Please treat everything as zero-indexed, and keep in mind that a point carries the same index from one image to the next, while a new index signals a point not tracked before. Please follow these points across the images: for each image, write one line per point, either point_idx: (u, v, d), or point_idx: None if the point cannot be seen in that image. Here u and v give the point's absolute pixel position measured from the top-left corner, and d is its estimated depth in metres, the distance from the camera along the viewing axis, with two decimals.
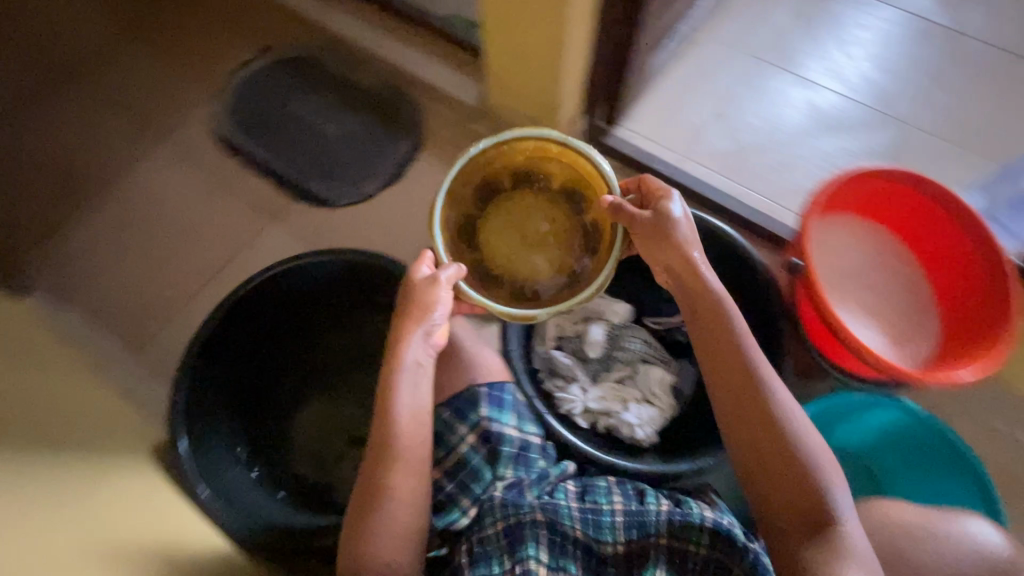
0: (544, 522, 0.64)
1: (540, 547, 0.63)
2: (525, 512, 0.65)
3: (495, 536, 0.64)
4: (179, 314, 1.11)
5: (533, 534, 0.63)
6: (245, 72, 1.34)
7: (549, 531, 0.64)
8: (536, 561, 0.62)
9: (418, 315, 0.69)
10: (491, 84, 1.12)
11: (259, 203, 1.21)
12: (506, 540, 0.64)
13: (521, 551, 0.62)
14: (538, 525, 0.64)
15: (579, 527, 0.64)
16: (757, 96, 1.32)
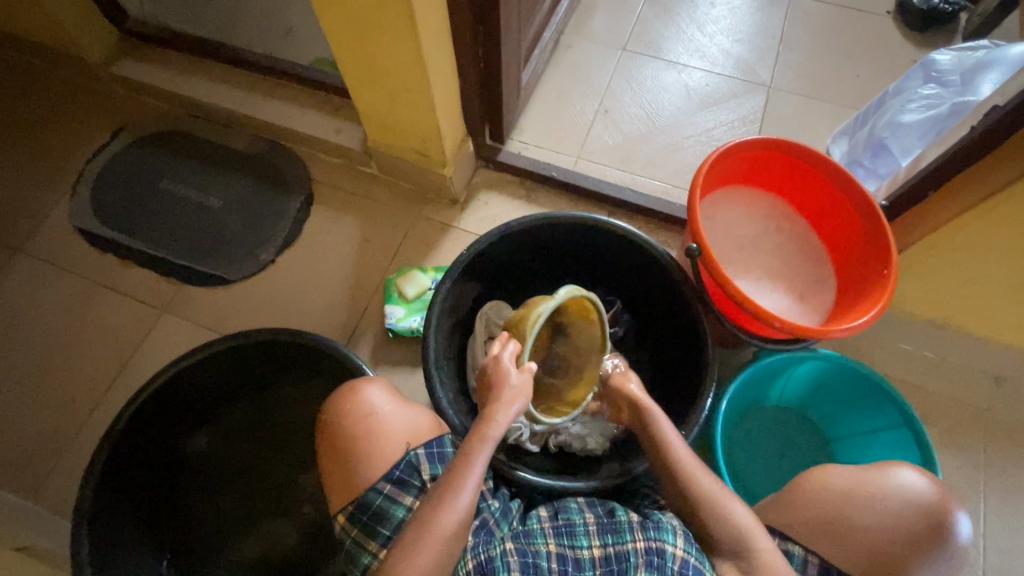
0: (515, 550, 0.61)
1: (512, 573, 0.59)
2: (495, 547, 0.62)
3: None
4: (79, 437, 1.00)
5: (504, 564, 0.60)
6: (102, 161, 1.23)
7: (521, 556, 0.61)
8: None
9: (506, 399, 0.66)
10: (369, 129, 1.09)
11: (142, 298, 1.11)
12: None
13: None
14: (509, 554, 0.61)
15: (552, 543, 0.64)
16: (631, 86, 1.36)
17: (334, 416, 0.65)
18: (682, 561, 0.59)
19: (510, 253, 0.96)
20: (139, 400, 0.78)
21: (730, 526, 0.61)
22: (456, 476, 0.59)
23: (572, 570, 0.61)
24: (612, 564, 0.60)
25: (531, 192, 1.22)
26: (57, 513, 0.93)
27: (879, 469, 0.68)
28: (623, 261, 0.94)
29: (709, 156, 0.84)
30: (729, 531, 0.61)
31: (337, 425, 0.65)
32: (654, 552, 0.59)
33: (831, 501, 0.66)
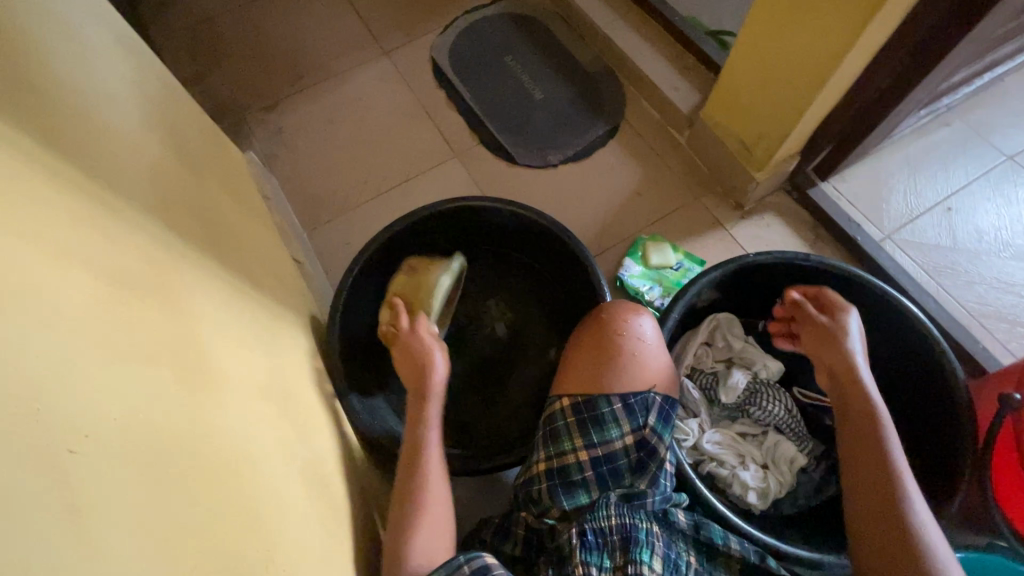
0: (659, 536, 0.59)
1: (654, 556, 0.57)
2: (642, 518, 0.60)
3: (608, 529, 0.58)
4: (354, 213, 1.21)
5: (648, 541, 0.57)
6: (476, 16, 1.41)
7: (664, 545, 0.59)
8: (650, 568, 0.55)
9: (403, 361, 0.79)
10: (715, 100, 1.08)
11: (448, 137, 1.27)
12: (619, 536, 0.57)
13: (635, 553, 0.56)
14: (653, 536, 0.58)
15: (692, 557, 0.62)
16: (995, 197, 1.16)
17: (609, 321, 0.69)
18: None
19: (783, 282, 0.91)
20: (433, 210, 0.92)
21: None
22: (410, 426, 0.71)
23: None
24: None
25: (817, 241, 1.13)
26: (315, 256, 1.15)
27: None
28: (896, 357, 0.85)
29: None
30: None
31: (609, 328, 0.68)
32: None
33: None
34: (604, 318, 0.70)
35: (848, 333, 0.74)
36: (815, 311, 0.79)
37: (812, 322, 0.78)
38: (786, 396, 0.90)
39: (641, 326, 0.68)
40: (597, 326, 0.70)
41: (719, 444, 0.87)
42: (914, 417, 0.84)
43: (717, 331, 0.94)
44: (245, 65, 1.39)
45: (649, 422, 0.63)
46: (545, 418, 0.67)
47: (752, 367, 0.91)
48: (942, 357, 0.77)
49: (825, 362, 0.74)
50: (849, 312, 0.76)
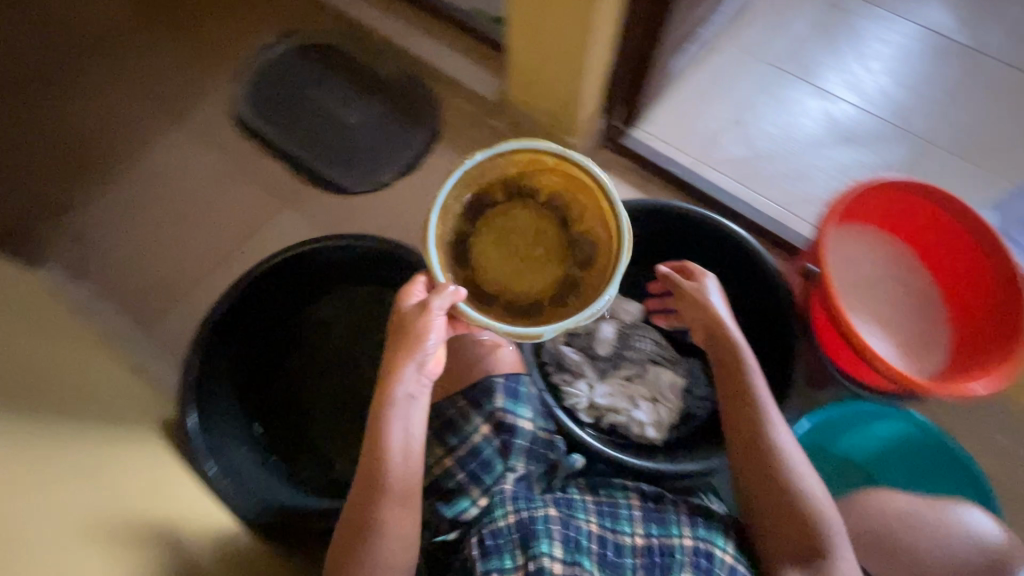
0: (558, 517, 0.61)
1: (553, 543, 0.58)
2: (538, 508, 0.61)
3: (507, 531, 0.60)
4: (193, 292, 1.12)
5: (547, 530, 0.59)
6: (266, 56, 1.35)
7: (563, 527, 0.60)
8: (552, 557, 0.57)
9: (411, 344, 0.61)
10: (512, 81, 1.12)
11: (273, 186, 1.22)
12: (519, 534, 0.59)
13: (535, 547, 0.58)
14: (551, 520, 0.60)
15: (593, 520, 0.64)
16: (770, 103, 1.32)
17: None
18: (730, 568, 0.62)
19: None
20: (261, 268, 0.87)
21: (798, 485, 0.65)
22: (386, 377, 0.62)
23: (613, 554, 0.62)
24: (654, 554, 0.62)
25: (645, 183, 1.22)
26: (162, 351, 1.05)
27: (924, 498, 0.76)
28: (727, 266, 0.93)
29: (854, 187, 0.82)
30: (796, 488, 0.65)
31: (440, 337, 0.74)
32: (703, 554, 0.63)
33: (885, 521, 0.75)
34: None
35: (710, 293, 0.76)
36: (681, 279, 0.78)
37: (681, 291, 0.78)
38: (650, 330, 0.97)
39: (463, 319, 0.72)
40: None
41: (607, 394, 0.92)
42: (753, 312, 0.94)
43: None
44: (19, 172, 1.23)
45: (499, 404, 0.68)
46: None
47: (618, 315, 0.97)
48: (755, 255, 0.87)
49: (696, 320, 0.76)
50: (708, 276, 0.77)
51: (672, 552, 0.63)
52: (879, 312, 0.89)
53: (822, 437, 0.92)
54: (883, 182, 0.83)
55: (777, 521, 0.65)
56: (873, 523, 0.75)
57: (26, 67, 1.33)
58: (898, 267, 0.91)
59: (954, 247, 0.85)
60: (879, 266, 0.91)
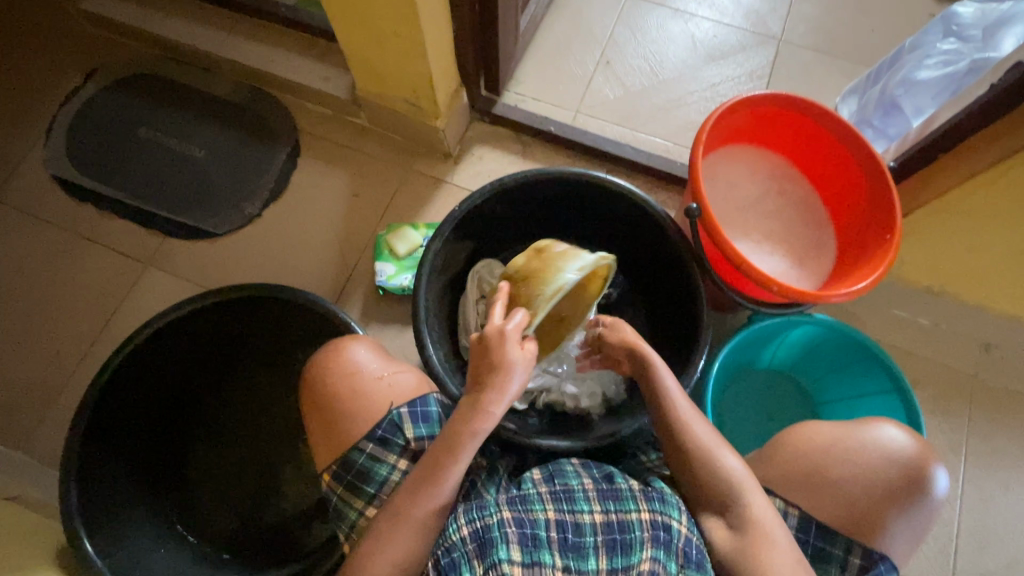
0: (513, 519, 0.57)
1: (511, 546, 0.55)
2: (492, 513, 0.58)
3: (461, 544, 0.57)
4: (67, 391, 0.99)
5: (502, 535, 0.56)
6: (74, 104, 1.17)
7: (519, 525, 0.57)
8: (510, 563, 0.54)
9: (500, 382, 0.60)
10: (356, 74, 1.02)
11: (126, 250, 1.08)
12: (475, 544, 0.56)
13: (492, 556, 0.54)
14: (507, 523, 0.57)
15: (550, 508, 0.60)
16: (631, 36, 1.29)
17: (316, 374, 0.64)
18: (686, 539, 0.59)
19: (503, 211, 0.92)
20: (121, 353, 0.77)
21: (727, 478, 0.64)
22: (485, 401, 0.59)
23: (573, 535, 0.58)
24: (614, 532, 0.59)
25: (528, 148, 1.17)
26: (49, 466, 0.93)
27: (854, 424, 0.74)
28: (618, 220, 0.91)
29: (714, 111, 0.80)
30: (726, 482, 0.64)
31: (319, 381, 0.64)
32: (660, 526, 0.59)
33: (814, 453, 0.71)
34: (323, 368, 0.64)
35: (624, 328, 0.77)
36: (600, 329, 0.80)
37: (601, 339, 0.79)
38: None
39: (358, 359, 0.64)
40: (321, 384, 0.64)
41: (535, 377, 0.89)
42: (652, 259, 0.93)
43: (480, 282, 0.94)
44: None
45: (410, 436, 0.62)
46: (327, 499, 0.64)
47: None
48: (639, 204, 0.85)
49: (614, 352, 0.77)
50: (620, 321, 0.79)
51: (630, 527, 0.59)
52: (768, 228, 0.91)
53: (744, 355, 0.95)
54: (739, 99, 0.83)
55: (716, 518, 0.63)
56: (794, 464, 0.71)
57: None
58: (772, 180, 0.92)
59: (817, 146, 0.86)
60: (758, 183, 0.92)
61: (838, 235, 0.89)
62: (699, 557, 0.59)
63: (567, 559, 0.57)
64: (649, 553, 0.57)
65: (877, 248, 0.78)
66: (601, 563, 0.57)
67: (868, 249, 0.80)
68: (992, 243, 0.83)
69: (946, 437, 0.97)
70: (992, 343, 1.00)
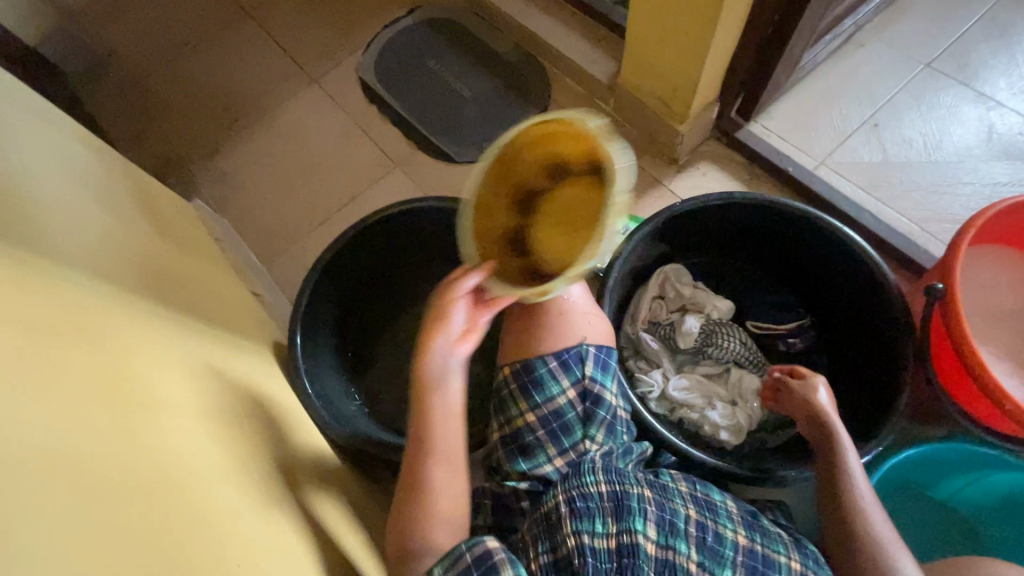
0: (653, 499, 0.58)
1: (648, 523, 0.55)
2: (632, 483, 0.58)
3: (597, 497, 0.56)
4: (308, 238, 1.24)
5: (642, 508, 0.56)
6: (394, 28, 1.44)
7: (658, 508, 0.57)
8: (645, 537, 0.54)
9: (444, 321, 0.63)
10: (627, 63, 1.11)
11: (386, 150, 1.31)
12: (611, 504, 0.56)
13: (629, 523, 0.55)
14: (647, 500, 0.57)
15: (691, 507, 0.60)
16: (914, 105, 1.19)
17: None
18: None
19: (716, 224, 0.93)
20: (366, 222, 0.95)
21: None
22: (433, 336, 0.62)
23: (712, 541, 0.57)
24: (757, 561, 0.57)
25: (755, 180, 1.15)
26: (277, 286, 1.18)
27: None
28: (835, 275, 0.86)
29: (993, 204, 0.74)
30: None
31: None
32: None
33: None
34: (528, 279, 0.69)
35: (818, 387, 0.73)
36: (789, 377, 0.76)
37: (785, 390, 0.76)
38: (738, 331, 0.92)
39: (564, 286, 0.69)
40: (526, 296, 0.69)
41: (683, 388, 0.90)
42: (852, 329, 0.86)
43: (665, 281, 0.97)
44: (180, 118, 1.42)
45: (587, 372, 0.64)
46: (495, 389, 0.69)
47: (705, 311, 0.94)
48: (867, 263, 0.80)
49: (795, 413, 0.74)
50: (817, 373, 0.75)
51: (775, 566, 0.57)
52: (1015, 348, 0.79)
53: (931, 473, 0.82)
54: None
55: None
56: None
57: (193, 27, 1.52)
58: None
59: None
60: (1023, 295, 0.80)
61: None
62: None
63: (702, 557, 0.55)
64: None
65: None
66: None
67: None
68: None
69: None
70: None
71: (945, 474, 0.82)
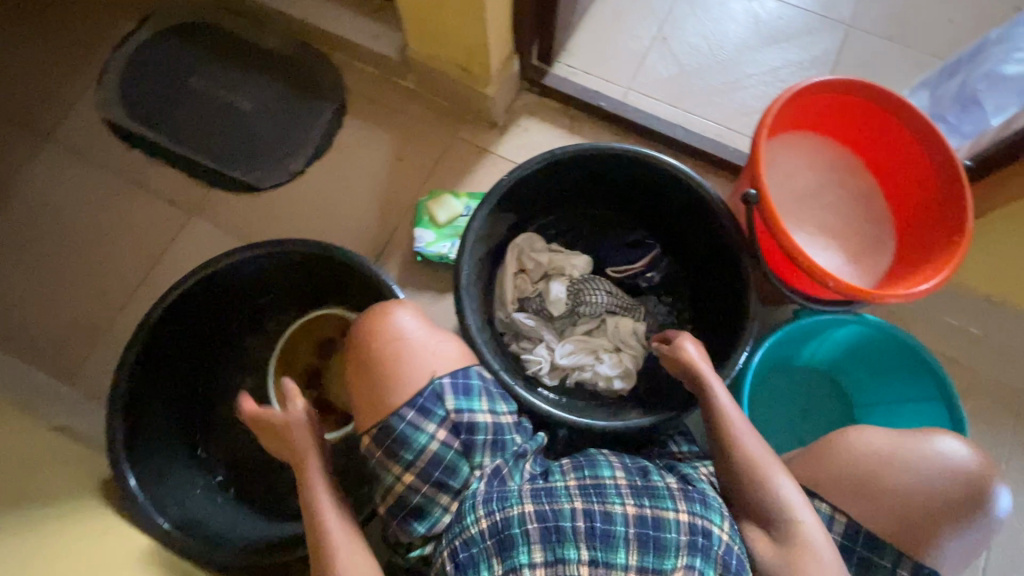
0: (534, 513, 0.57)
1: (532, 548, 0.56)
2: (512, 507, 0.57)
3: (480, 539, 0.57)
4: (110, 332, 1.02)
5: (523, 532, 0.56)
6: (128, 48, 1.17)
7: (539, 523, 0.56)
8: (531, 565, 0.55)
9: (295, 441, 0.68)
10: (409, 33, 1.00)
11: (171, 197, 1.09)
12: (493, 541, 0.56)
13: (513, 558, 0.55)
14: (527, 517, 0.56)
15: (578, 500, 0.59)
16: (690, 11, 1.24)
17: (364, 339, 0.67)
18: (728, 547, 0.58)
19: (550, 184, 0.90)
20: (169, 299, 0.78)
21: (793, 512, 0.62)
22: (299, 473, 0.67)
23: (601, 525, 0.57)
24: (645, 526, 0.57)
25: (575, 122, 1.14)
26: (93, 400, 0.97)
27: (908, 434, 0.71)
28: (667, 201, 0.88)
29: (782, 94, 0.77)
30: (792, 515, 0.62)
31: (363, 346, 0.66)
32: (700, 530, 0.58)
33: (855, 459, 0.70)
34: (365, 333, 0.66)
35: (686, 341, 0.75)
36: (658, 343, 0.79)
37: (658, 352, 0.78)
38: (601, 281, 0.93)
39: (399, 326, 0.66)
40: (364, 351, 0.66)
41: (569, 354, 0.89)
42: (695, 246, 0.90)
43: (520, 253, 0.93)
44: None
45: (450, 406, 0.62)
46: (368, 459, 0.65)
47: (567, 272, 0.93)
48: (690, 184, 0.82)
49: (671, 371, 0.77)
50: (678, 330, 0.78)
51: (666, 526, 0.57)
52: (824, 221, 0.87)
53: (789, 349, 0.93)
54: (809, 81, 0.79)
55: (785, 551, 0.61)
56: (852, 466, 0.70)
57: None
58: (832, 170, 0.89)
59: (886, 135, 0.82)
60: (818, 172, 0.88)
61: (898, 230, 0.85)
62: (739, 566, 0.58)
63: (594, 551, 0.56)
64: (685, 558, 0.56)
65: (941, 248, 0.76)
66: (631, 559, 0.56)
67: (931, 249, 0.77)
68: None
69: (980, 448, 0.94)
70: None
71: (801, 348, 0.93)
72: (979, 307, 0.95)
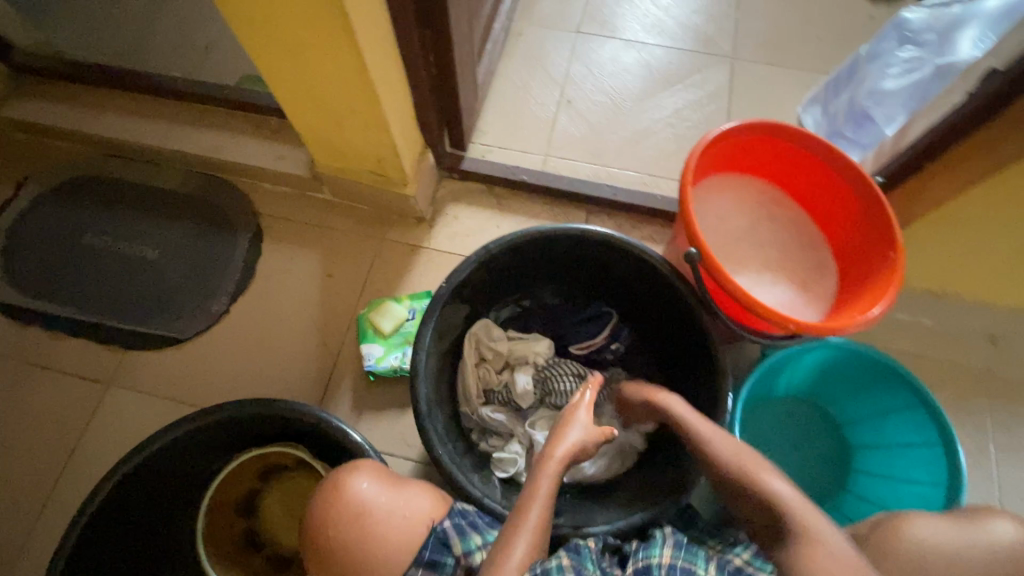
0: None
1: None
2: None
3: None
4: (28, 547, 0.87)
5: None
6: (7, 219, 1.08)
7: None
8: None
9: (372, 517, 0.62)
10: (317, 151, 0.97)
11: (82, 371, 0.98)
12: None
13: None
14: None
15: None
16: (586, 72, 1.28)
17: (320, 526, 0.63)
18: None
19: (494, 274, 0.86)
20: (93, 505, 0.68)
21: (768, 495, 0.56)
22: (353, 511, 0.62)
23: None
24: None
25: (503, 200, 1.13)
26: None
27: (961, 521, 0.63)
28: (612, 268, 0.86)
29: (696, 146, 0.78)
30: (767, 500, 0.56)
31: (322, 532, 0.63)
32: None
33: (906, 554, 0.61)
34: (343, 517, 0.62)
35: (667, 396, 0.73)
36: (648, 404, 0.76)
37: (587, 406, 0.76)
38: (568, 362, 0.90)
39: (370, 501, 0.63)
40: (345, 534, 0.62)
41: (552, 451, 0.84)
42: (647, 306, 0.88)
43: (475, 348, 0.89)
44: None
45: (459, 550, 0.61)
46: None
47: (531, 358, 0.89)
48: (632, 251, 0.80)
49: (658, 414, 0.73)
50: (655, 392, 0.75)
51: None
52: (767, 257, 0.88)
53: (766, 384, 0.91)
54: (718, 129, 0.80)
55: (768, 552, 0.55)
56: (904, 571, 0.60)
57: None
58: (757, 204, 0.90)
59: (799, 164, 0.85)
60: (746, 209, 0.90)
61: (837, 254, 0.86)
62: None
63: None
64: None
65: (884, 267, 0.75)
66: None
67: (874, 266, 0.77)
68: (987, 239, 0.83)
69: (967, 438, 0.95)
70: (997, 337, 0.99)
71: (777, 380, 0.92)
72: (926, 300, 0.98)
